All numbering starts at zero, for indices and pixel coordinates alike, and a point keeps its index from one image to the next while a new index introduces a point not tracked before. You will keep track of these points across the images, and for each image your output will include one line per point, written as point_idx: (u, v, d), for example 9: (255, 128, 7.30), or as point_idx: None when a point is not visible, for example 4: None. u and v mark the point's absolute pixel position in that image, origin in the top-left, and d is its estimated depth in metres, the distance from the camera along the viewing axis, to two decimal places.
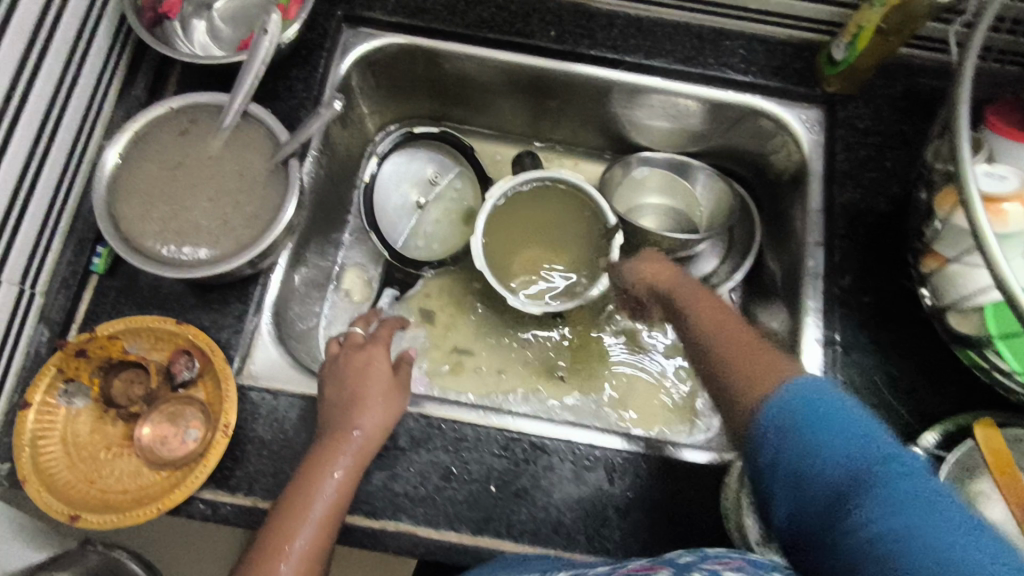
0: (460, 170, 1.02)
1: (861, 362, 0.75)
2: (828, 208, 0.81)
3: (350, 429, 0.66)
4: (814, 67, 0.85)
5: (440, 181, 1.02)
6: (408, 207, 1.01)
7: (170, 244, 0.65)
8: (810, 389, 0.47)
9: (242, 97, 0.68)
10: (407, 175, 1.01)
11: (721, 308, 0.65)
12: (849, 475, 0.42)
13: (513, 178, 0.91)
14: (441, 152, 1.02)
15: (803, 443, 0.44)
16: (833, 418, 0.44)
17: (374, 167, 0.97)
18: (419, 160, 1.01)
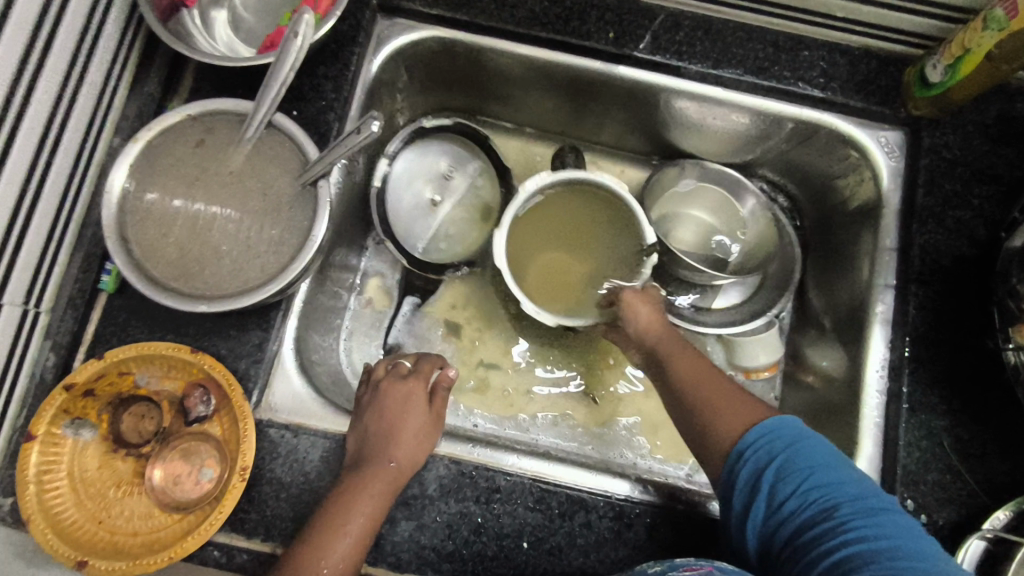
0: (477, 163, 0.88)
1: (928, 423, 0.69)
2: (905, 250, 0.74)
3: (385, 460, 0.60)
4: (901, 85, 0.77)
5: (455, 176, 0.88)
6: (421, 207, 0.87)
7: (188, 272, 0.60)
8: (788, 423, 0.59)
9: (266, 106, 0.60)
10: (417, 170, 0.86)
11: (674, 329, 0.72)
12: (837, 502, 0.53)
13: (557, 174, 0.78)
14: (456, 144, 0.88)
15: (786, 469, 0.56)
16: (808, 449, 0.56)
17: (384, 169, 0.83)
18: (432, 153, 0.87)
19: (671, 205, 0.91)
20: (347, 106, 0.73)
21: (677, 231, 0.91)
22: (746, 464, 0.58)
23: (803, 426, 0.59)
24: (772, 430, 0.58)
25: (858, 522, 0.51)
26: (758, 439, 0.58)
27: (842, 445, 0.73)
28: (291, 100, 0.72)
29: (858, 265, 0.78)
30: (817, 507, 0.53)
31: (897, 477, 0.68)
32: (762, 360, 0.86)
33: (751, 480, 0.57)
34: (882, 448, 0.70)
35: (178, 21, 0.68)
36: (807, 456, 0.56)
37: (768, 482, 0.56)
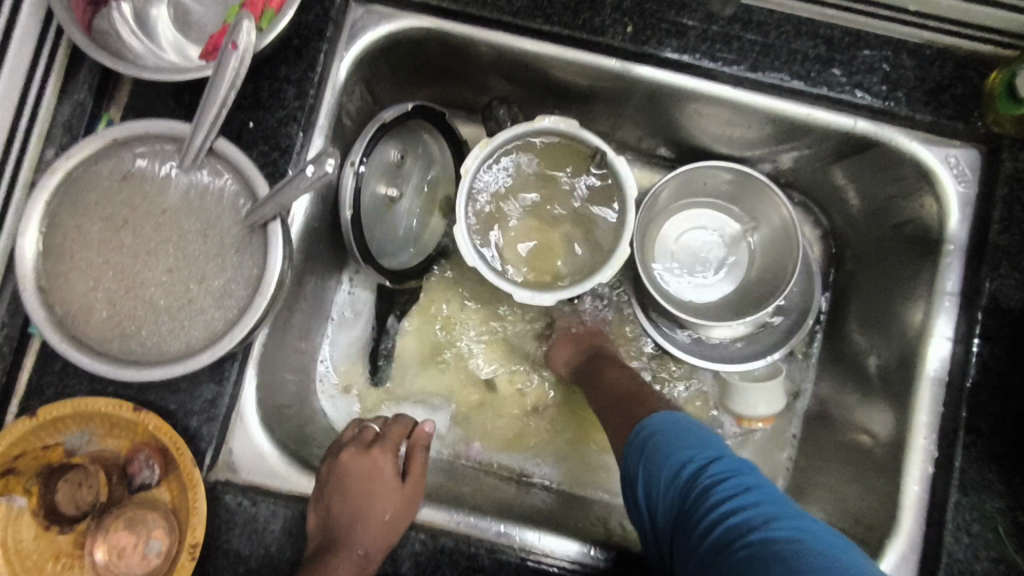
0: (426, 138, 0.75)
1: (982, 504, 0.60)
2: (969, 296, 0.63)
3: (351, 548, 0.55)
4: (981, 93, 0.64)
5: (407, 161, 0.74)
6: (382, 210, 0.73)
7: (119, 331, 0.51)
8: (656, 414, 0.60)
9: (205, 132, 0.51)
10: (373, 169, 0.70)
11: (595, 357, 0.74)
12: (699, 479, 0.52)
13: (490, 140, 0.69)
14: (410, 128, 0.73)
15: (656, 461, 0.55)
16: (666, 432, 0.56)
17: (351, 181, 0.67)
18: (381, 145, 0.70)
19: (664, 229, 0.81)
20: (315, 114, 0.63)
21: (677, 257, 0.81)
22: (630, 463, 0.58)
23: (674, 412, 0.59)
24: (644, 426, 0.59)
25: (716, 495, 0.50)
26: (633, 438, 0.59)
27: (876, 516, 0.64)
28: (247, 109, 0.62)
29: (910, 308, 0.67)
30: (682, 484, 0.53)
31: (940, 566, 0.59)
32: (761, 410, 0.76)
33: (629, 480, 0.57)
34: (925, 527, 0.60)
35: (111, 30, 0.58)
36: (668, 439, 0.56)
37: (640, 477, 0.56)
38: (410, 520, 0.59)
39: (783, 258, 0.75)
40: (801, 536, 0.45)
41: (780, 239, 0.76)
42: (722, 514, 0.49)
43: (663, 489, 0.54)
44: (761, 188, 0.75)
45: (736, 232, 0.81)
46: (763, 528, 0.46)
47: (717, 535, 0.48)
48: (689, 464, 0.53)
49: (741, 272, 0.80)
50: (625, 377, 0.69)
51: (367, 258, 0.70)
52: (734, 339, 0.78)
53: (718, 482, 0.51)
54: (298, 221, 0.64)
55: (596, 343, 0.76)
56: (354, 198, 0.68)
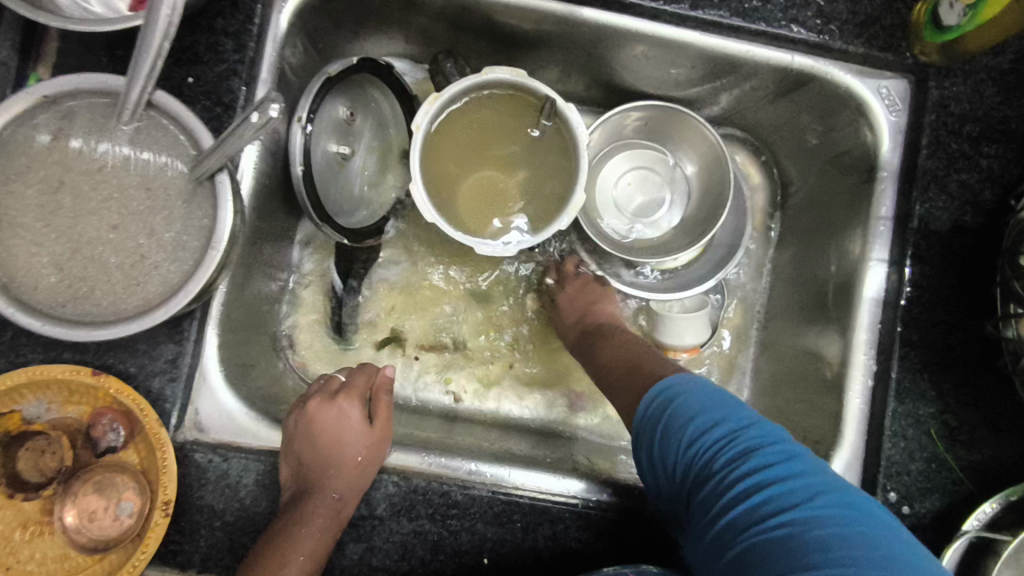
0: (375, 94, 0.74)
1: (915, 411, 0.64)
2: (902, 219, 0.66)
3: (326, 494, 0.57)
4: (907, 23, 0.67)
5: (357, 119, 0.74)
6: (336, 168, 0.72)
7: (67, 295, 0.50)
8: (684, 377, 0.57)
9: (141, 84, 0.49)
10: (322, 128, 0.69)
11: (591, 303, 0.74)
12: (723, 453, 0.51)
13: (439, 95, 0.69)
14: (357, 85, 0.72)
15: (673, 428, 0.54)
16: (696, 399, 0.54)
17: (300, 141, 0.66)
18: (329, 102, 0.69)
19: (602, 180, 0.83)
20: (256, 66, 0.61)
21: (620, 204, 0.83)
22: (643, 424, 0.57)
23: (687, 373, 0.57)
24: (670, 382, 0.57)
25: (740, 471, 0.49)
26: (651, 398, 0.57)
27: (822, 431, 0.68)
28: (185, 64, 0.60)
29: (849, 235, 0.70)
30: (704, 456, 0.52)
31: (879, 470, 0.64)
32: (687, 340, 0.80)
33: (644, 438, 0.56)
34: (867, 437, 0.65)
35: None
36: (690, 404, 0.54)
37: (657, 436, 0.55)
38: (380, 464, 0.60)
39: (716, 195, 0.79)
40: (818, 532, 0.44)
41: (712, 165, 0.79)
42: (748, 496, 0.48)
43: (681, 460, 0.53)
44: (690, 123, 0.77)
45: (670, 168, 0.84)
46: (785, 512, 0.46)
47: (736, 516, 0.48)
48: (712, 437, 0.52)
49: (683, 208, 0.83)
50: (633, 342, 0.67)
51: (323, 217, 0.69)
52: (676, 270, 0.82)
53: (743, 458, 0.50)
54: (248, 176, 0.63)
55: (599, 296, 0.75)
56: (305, 157, 0.67)
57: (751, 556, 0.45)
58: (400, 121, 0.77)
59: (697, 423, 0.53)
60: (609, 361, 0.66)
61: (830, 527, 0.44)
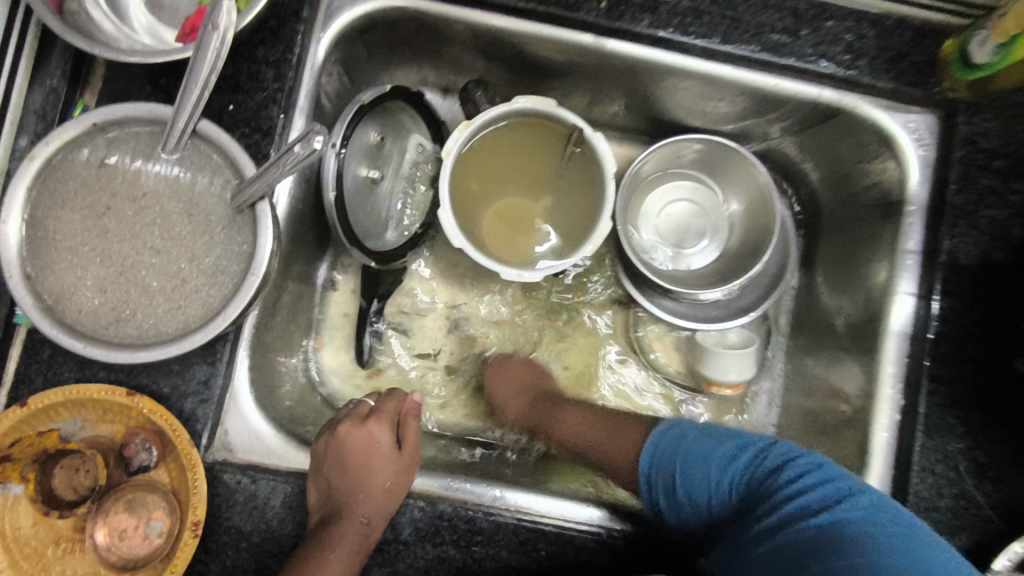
0: (406, 120, 0.76)
1: (944, 446, 0.64)
2: (930, 254, 0.66)
3: (354, 518, 0.57)
4: (937, 59, 0.67)
5: (386, 143, 0.75)
6: (365, 191, 0.73)
7: (110, 318, 0.51)
8: (677, 424, 0.70)
9: (188, 114, 0.50)
10: (354, 152, 0.70)
11: (534, 375, 0.79)
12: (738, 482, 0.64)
13: (469, 123, 0.70)
14: (388, 109, 0.73)
15: (690, 478, 0.65)
16: (701, 435, 0.67)
17: (334, 166, 0.67)
18: (360, 127, 0.70)
19: (642, 207, 0.85)
20: (294, 94, 0.63)
21: (659, 233, 0.85)
22: (653, 482, 0.67)
23: (680, 421, 0.70)
24: (667, 430, 0.69)
25: (778, 482, 0.62)
26: (659, 441, 0.68)
27: (848, 463, 0.68)
28: (226, 92, 0.62)
29: (878, 265, 0.70)
30: (730, 483, 0.65)
31: (906, 505, 0.63)
32: (731, 376, 0.79)
33: (663, 474, 0.66)
34: (894, 471, 0.64)
35: (83, 12, 0.58)
36: (699, 447, 0.66)
37: (679, 475, 0.66)
38: (407, 489, 0.60)
39: (762, 224, 0.79)
40: (878, 526, 0.55)
41: (759, 206, 0.80)
42: (786, 499, 0.60)
43: (710, 490, 0.65)
44: (739, 160, 0.78)
45: (717, 203, 0.85)
46: (833, 512, 0.57)
47: (777, 515, 0.60)
48: (736, 461, 0.65)
49: (715, 237, 0.84)
50: (591, 412, 0.75)
51: (353, 240, 0.71)
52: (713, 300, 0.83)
53: (775, 471, 0.63)
54: (283, 199, 0.64)
55: (535, 372, 0.80)
56: (336, 182, 0.68)
57: (796, 547, 0.57)
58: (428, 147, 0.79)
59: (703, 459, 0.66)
60: (574, 439, 0.74)
61: (877, 519, 0.56)
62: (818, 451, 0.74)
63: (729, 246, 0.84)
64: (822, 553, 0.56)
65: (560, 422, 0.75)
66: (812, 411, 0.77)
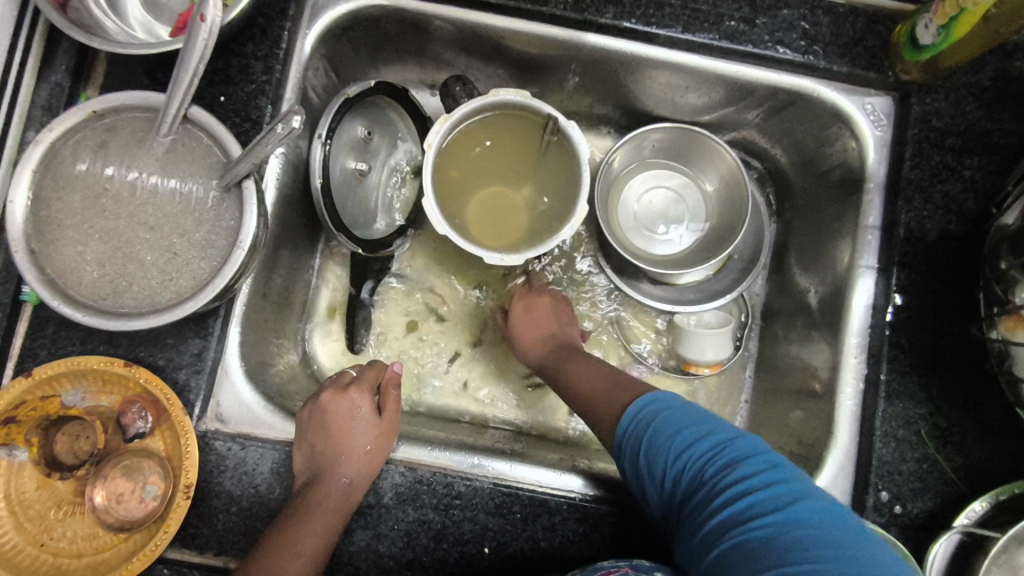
0: (392, 114, 0.79)
1: (906, 412, 0.66)
2: (889, 228, 0.69)
3: (335, 479, 0.60)
4: (888, 44, 0.70)
5: (374, 138, 0.79)
6: (354, 183, 0.78)
7: (107, 291, 0.55)
8: (657, 396, 0.61)
9: (178, 100, 0.55)
10: (341, 144, 0.74)
11: (553, 317, 0.81)
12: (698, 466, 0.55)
13: (449, 117, 0.72)
14: (374, 104, 0.77)
15: (654, 448, 0.58)
16: (673, 412, 0.59)
17: (321, 157, 0.71)
18: (348, 121, 0.74)
19: (622, 194, 0.88)
20: (281, 86, 0.67)
21: (639, 219, 0.88)
22: (625, 447, 0.61)
23: (659, 394, 0.62)
24: (643, 405, 0.61)
25: (733, 475, 0.52)
26: (641, 407, 0.61)
27: (817, 432, 0.70)
28: (218, 84, 0.66)
29: (842, 242, 0.73)
30: (692, 473, 0.55)
31: (871, 470, 0.65)
32: (709, 356, 0.82)
33: (630, 454, 0.60)
34: (858, 437, 0.67)
35: (86, 10, 0.62)
36: (668, 421, 0.58)
37: (647, 441, 0.59)
38: (387, 455, 0.63)
39: (735, 208, 0.82)
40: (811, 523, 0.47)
41: (733, 189, 0.83)
42: (727, 481, 0.52)
43: (669, 464, 0.56)
44: (711, 146, 0.82)
45: (693, 188, 0.88)
46: (778, 512, 0.48)
47: (730, 523, 0.50)
48: (702, 447, 0.55)
49: (695, 222, 0.88)
50: (597, 368, 0.70)
51: (340, 227, 0.74)
52: (695, 283, 0.86)
53: (733, 465, 0.53)
54: (272, 185, 0.68)
55: (557, 319, 0.81)
56: (324, 172, 0.72)
57: None
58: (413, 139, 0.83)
59: (672, 436, 0.57)
60: (574, 387, 0.69)
61: (819, 522, 0.47)
62: (791, 423, 0.76)
63: (706, 230, 0.87)
64: (762, 561, 0.46)
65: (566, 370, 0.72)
66: (786, 387, 0.80)
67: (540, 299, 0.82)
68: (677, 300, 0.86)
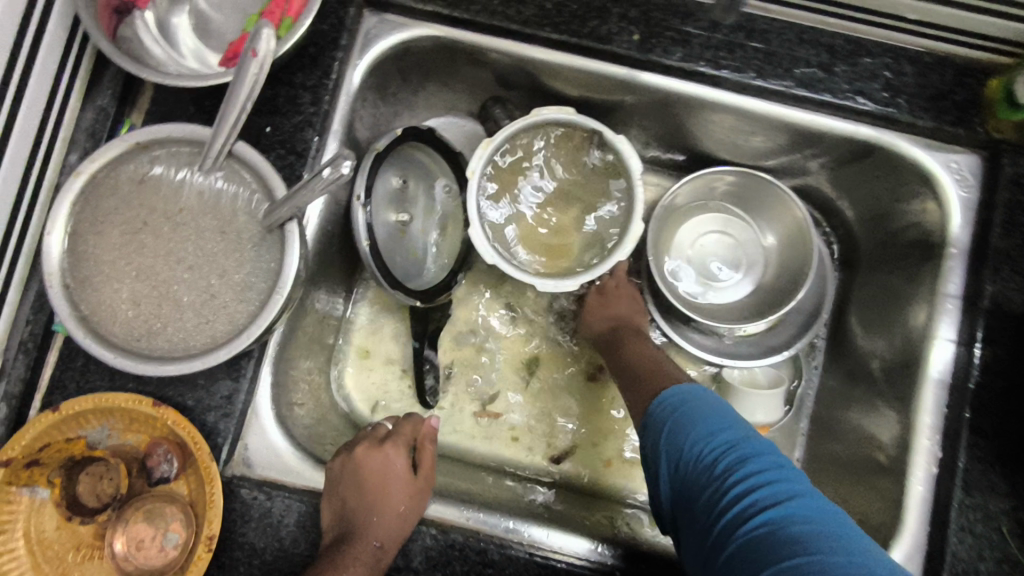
0: (423, 157, 0.74)
1: (985, 505, 0.60)
2: (972, 298, 0.64)
3: (367, 541, 0.57)
4: (981, 99, 0.65)
5: (409, 185, 0.73)
6: (399, 237, 0.73)
7: (139, 332, 0.53)
8: (682, 388, 0.62)
9: (223, 137, 0.52)
10: (379, 203, 0.69)
11: (632, 313, 0.75)
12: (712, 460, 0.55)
13: (491, 140, 0.68)
14: (400, 151, 0.71)
15: (671, 437, 0.58)
16: (694, 403, 0.59)
17: (364, 220, 0.67)
18: (381, 176, 0.69)
19: (676, 237, 0.84)
20: (329, 119, 0.65)
21: (693, 264, 0.84)
22: (646, 436, 0.61)
23: (686, 386, 0.62)
24: (673, 394, 0.62)
25: (743, 472, 0.53)
26: (662, 401, 0.62)
27: (882, 514, 0.65)
28: (265, 114, 0.64)
29: (917, 308, 0.68)
30: (706, 466, 0.55)
31: (943, 565, 0.60)
32: (758, 417, 0.79)
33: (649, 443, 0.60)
34: (929, 526, 0.61)
35: (136, 37, 0.61)
36: (689, 411, 0.59)
37: (663, 434, 0.59)
38: (420, 515, 0.60)
39: (800, 257, 0.77)
40: (807, 520, 0.48)
41: (797, 245, 0.78)
42: (738, 477, 0.53)
43: (680, 457, 0.57)
44: (778, 195, 0.77)
45: (753, 237, 0.84)
46: (786, 509, 0.49)
47: (733, 517, 0.51)
48: (716, 440, 0.56)
49: (755, 273, 0.83)
50: (656, 359, 0.70)
51: (394, 285, 0.70)
52: (752, 336, 0.81)
53: (743, 463, 0.53)
54: (314, 219, 0.66)
55: (633, 312, 0.76)
56: (370, 234, 0.67)
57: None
58: (449, 177, 0.77)
59: (688, 425, 0.58)
60: (632, 368, 0.70)
61: (823, 522, 0.48)
62: (849, 499, 0.71)
63: (764, 282, 0.82)
64: (773, 556, 0.46)
65: (631, 351, 0.71)
66: (845, 458, 0.74)
67: (618, 291, 0.76)
68: (730, 353, 0.80)
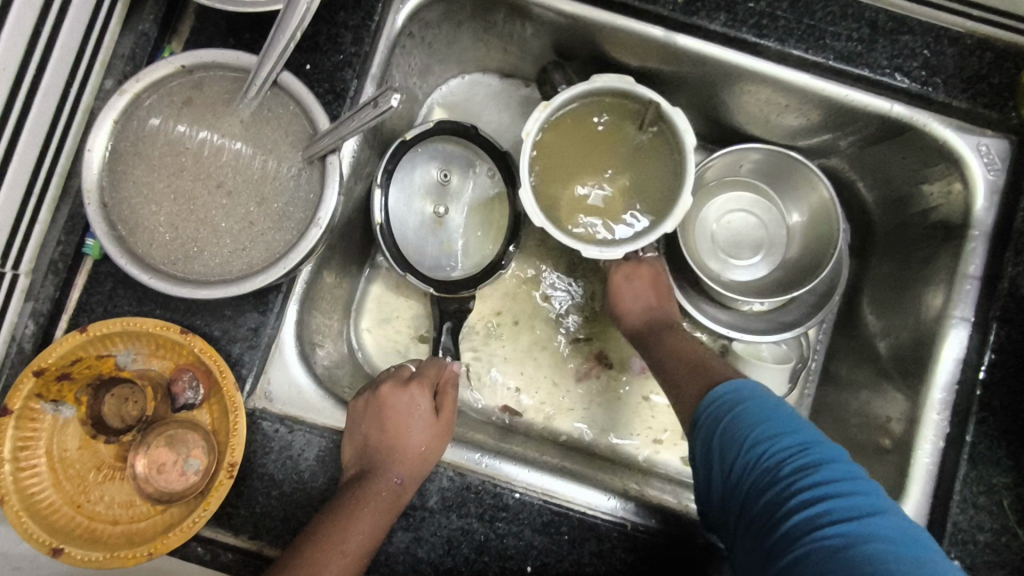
0: (468, 154, 0.76)
1: (988, 478, 0.62)
2: (991, 280, 0.65)
3: (388, 478, 0.58)
4: (1015, 84, 0.66)
5: (453, 178, 0.77)
6: (432, 227, 0.76)
7: (176, 254, 0.53)
8: (745, 384, 0.58)
9: (269, 64, 0.52)
10: (412, 189, 0.75)
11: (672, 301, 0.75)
12: (772, 464, 0.51)
13: (550, 102, 0.67)
14: (441, 143, 0.75)
15: (730, 432, 0.55)
16: (759, 403, 0.55)
17: (381, 201, 0.71)
18: (415, 166, 0.74)
19: (701, 212, 0.84)
20: (368, 60, 0.64)
21: (716, 239, 0.85)
22: (700, 433, 0.58)
23: (744, 384, 0.58)
24: (728, 391, 0.58)
25: (808, 480, 0.49)
26: (717, 399, 0.58)
27: (887, 485, 0.67)
28: (305, 51, 0.64)
29: (934, 288, 0.69)
30: (765, 468, 0.52)
31: (944, 534, 0.62)
32: None
33: (704, 434, 0.57)
34: (932, 497, 0.63)
35: None
36: (754, 412, 0.55)
37: (716, 436, 0.56)
38: (439, 456, 0.61)
39: (823, 241, 0.78)
40: (888, 535, 0.44)
41: (821, 225, 0.79)
42: (804, 483, 0.49)
43: (735, 464, 0.53)
44: (804, 173, 0.78)
45: (776, 216, 0.85)
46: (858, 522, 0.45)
47: (797, 524, 0.47)
48: (779, 442, 0.52)
49: (775, 252, 0.84)
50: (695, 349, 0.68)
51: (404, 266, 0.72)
52: (768, 312, 0.81)
53: (813, 468, 0.49)
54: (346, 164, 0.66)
55: (661, 287, 0.75)
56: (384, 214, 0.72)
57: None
58: (495, 173, 0.77)
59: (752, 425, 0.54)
60: (674, 356, 0.67)
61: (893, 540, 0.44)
62: None
63: (784, 261, 0.83)
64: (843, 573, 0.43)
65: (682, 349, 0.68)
66: (849, 433, 0.76)
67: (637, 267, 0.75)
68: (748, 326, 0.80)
